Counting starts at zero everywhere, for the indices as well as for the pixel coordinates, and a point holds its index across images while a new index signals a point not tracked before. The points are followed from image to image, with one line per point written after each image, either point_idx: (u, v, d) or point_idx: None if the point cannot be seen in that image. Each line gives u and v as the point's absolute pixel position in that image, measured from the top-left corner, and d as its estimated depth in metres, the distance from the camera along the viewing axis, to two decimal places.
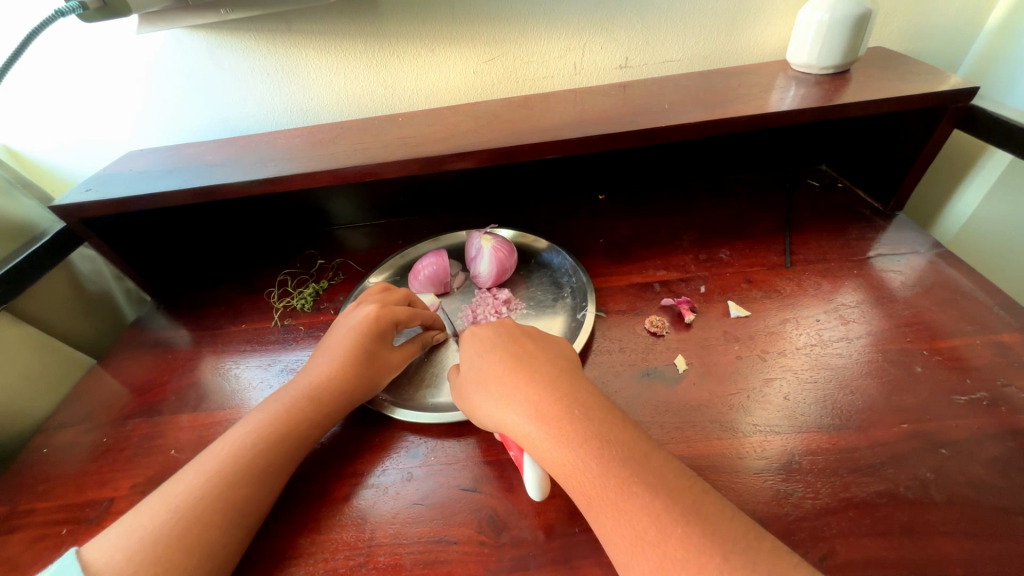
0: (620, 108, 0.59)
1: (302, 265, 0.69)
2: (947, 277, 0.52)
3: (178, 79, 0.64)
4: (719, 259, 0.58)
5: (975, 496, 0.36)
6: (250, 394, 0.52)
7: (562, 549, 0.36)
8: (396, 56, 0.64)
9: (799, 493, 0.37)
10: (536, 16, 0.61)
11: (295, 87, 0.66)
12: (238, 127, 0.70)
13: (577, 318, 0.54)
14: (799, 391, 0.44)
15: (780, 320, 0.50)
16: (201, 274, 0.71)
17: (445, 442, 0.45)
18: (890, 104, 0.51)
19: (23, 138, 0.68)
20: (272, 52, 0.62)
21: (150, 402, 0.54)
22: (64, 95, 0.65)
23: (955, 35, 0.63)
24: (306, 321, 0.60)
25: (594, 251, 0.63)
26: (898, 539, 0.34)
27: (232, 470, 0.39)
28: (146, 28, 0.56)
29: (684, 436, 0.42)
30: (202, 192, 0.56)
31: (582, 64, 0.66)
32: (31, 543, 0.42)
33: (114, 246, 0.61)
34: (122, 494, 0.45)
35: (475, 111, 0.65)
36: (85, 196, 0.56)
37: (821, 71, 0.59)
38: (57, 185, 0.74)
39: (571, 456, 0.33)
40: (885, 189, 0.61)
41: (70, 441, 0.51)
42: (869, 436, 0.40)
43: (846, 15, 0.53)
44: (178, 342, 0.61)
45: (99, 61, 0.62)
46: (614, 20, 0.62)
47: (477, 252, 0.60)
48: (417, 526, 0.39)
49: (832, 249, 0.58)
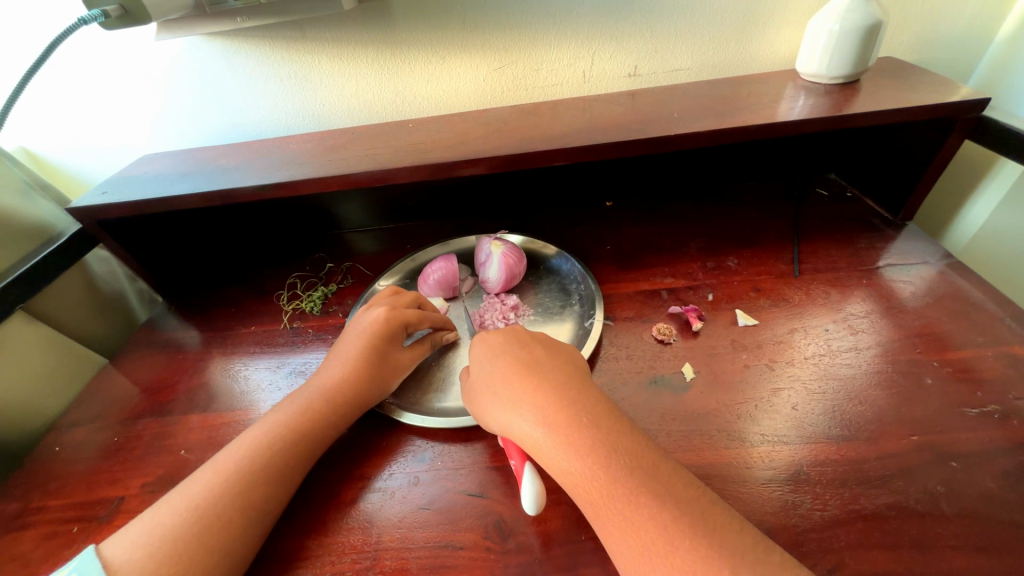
0: (628, 115, 0.59)
1: (312, 268, 0.70)
2: (958, 288, 0.52)
3: (194, 84, 0.65)
4: (727, 267, 0.58)
5: (986, 511, 0.36)
6: (259, 396, 0.53)
7: (567, 557, 0.36)
8: (407, 63, 0.65)
9: (808, 504, 0.37)
10: (546, 25, 0.62)
11: (308, 94, 0.67)
12: (250, 132, 0.71)
13: (584, 326, 0.54)
14: (807, 401, 0.44)
15: (788, 329, 0.50)
16: (212, 276, 0.72)
17: (451, 447, 0.45)
18: (901, 114, 0.51)
19: (41, 141, 0.70)
20: (286, 58, 0.63)
21: (160, 402, 0.54)
22: (82, 100, 0.66)
23: (967, 44, 0.63)
24: (314, 324, 0.61)
25: (602, 258, 0.63)
26: (909, 553, 0.34)
27: (241, 470, 0.39)
28: (165, 35, 0.57)
29: (691, 445, 0.42)
30: (216, 195, 0.57)
31: (591, 72, 0.67)
32: (42, 541, 0.43)
33: (128, 247, 0.62)
34: (131, 493, 0.46)
35: (485, 118, 0.65)
36: (101, 198, 0.57)
37: (831, 80, 0.59)
38: (73, 187, 0.75)
39: (577, 464, 0.34)
40: (895, 198, 0.60)
41: (82, 440, 0.52)
42: (879, 447, 0.40)
43: (856, 25, 0.53)
44: (189, 343, 0.62)
45: (117, 68, 0.63)
46: (624, 29, 0.63)
47: (486, 257, 0.60)
48: (424, 530, 0.39)
49: (841, 258, 0.57)
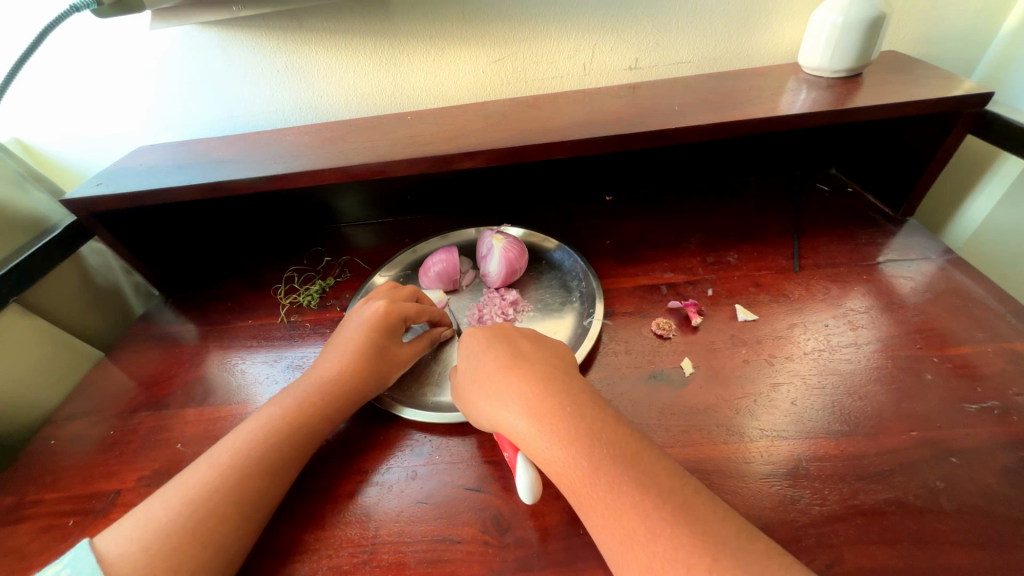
0: (628, 108, 0.59)
1: (309, 262, 0.70)
2: (958, 284, 0.52)
3: (190, 75, 0.65)
4: (727, 262, 0.58)
5: (985, 506, 0.36)
6: (256, 390, 0.52)
7: (565, 552, 0.36)
8: (406, 54, 0.64)
9: (806, 499, 0.37)
10: (546, 17, 0.61)
11: (305, 85, 0.66)
12: (247, 124, 0.70)
13: (584, 324, 0.54)
14: (807, 397, 0.44)
15: (788, 324, 0.50)
16: (209, 269, 0.71)
17: (449, 441, 0.45)
18: (905, 108, 0.51)
19: (35, 132, 0.69)
20: (283, 49, 0.63)
21: (156, 396, 0.54)
22: (76, 90, 0.65)
23: (970, 38, 0.63)
24: (312, 318, 0.60)
25: (601, 253, 0.63)
26: (907, 548, 0.34)
27: (237, 465, 0.39)
28: (159, 25, 0.56)
29: (689, 440, 0.42)
30: (212, 187, 0.56)
31: (591, 64, 0.66)
32: (38, 534, 0.43)
33: (123, 239, 0.61)
34: (128, 487, 0.45)
35: (484, 110, 0.65)
36: (95, 190, 0.57)
37: (833, 74, 0.59)
38: (68, 179, 0.74)
39: (562, 455, 0.34)
40: (897, 194, 0.60)
41: (78, 433, 0.52)
42: (878, 443, 0.40)
43: (859, 18, 0.53)
44: (185, 337, 0.61)
45: (112, 58, 0.63)
46: (624, 21, 0.62)
47: (487, 251, 0.60)
48: (422, 524, 0.39)
49: (842, 253, 0.57)
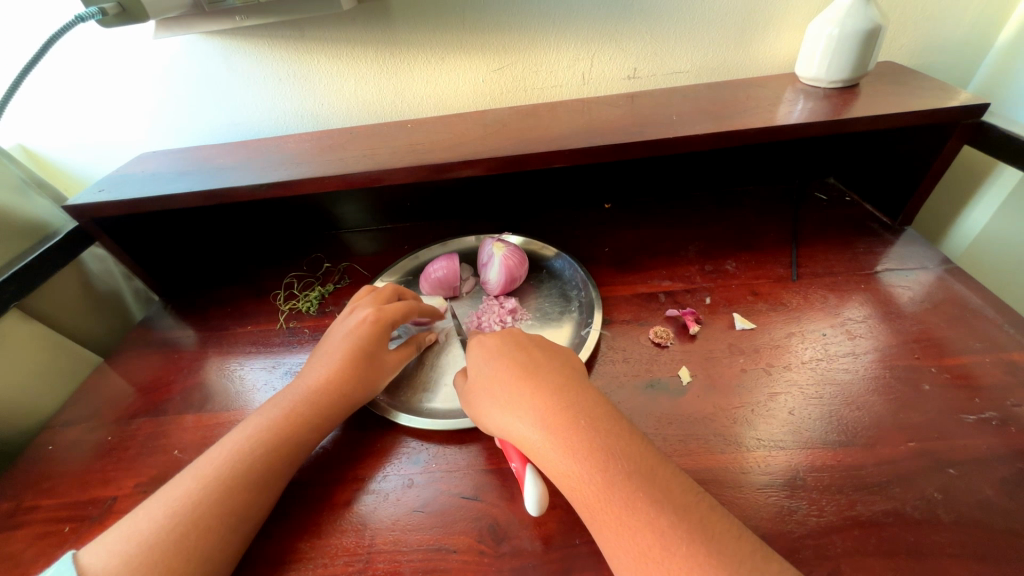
0: (626, 118, 0.59)
1: (309, 269, 0.70)
2: (957, 294, 0.52)
3: (192, 83, 0.65)
4: (725, 271, 0.58)
5: (984, 518, 0.35)
6: (253, 396, 0.52)
7: (561, 562, 0.36)
8: (407, 63, 0.65)
9: (804, 510, 0.37)
10: (545, 28, 0.62)
11: (307, 93, 0.67)
12: (248, 131, 0.71)
13: (582, 333, 0.54)
14: (805, 406, 0.43)
15: (786, 333, 0.50)
16: (209, 275, 0.72)
17: (446, 449, 0.45)
18: (903, 118, 0.51)
19: (39, 139, 0.69)
20: (285, 58, 0.63)
21: (155, 402, 0.54)
22: (79, 98, 0.66)
23: (967, 49, 0.63)
24: (311, 324, 0.60)
25: (600, 260, 0.63)
26: (905, 560, 0.34)
27: (234, 474, 0.39)
28: (163, 33, 0.57)
29: (687, 449, 0.42)
30: (212, 194, 0.57)
31: (590, 73, 0.67)
32: (33, 541, 0.43)
33: (125, 245, 0.62)
34: (125, 494, 0.45)
35: (484, 119, 0.65)
36: (98, 196, 0.57)
37: (830, 85, 0.59)
38: (70, 185, 0.75)
39: (576, 468, 0.34)
40: (895, 203, 0.60)
41: (76, 439, 0.52)
42: (876, 453, 0.40)
43: (856, 30, 0.53)
44: (184, 342, 0.61)
45: (115, 66, 0.63)
46: (623, 31, 0.63)
47: (488, 259, 0.60)
48: (417, 533, 0.39)
49: (840, 262, 0.57)
